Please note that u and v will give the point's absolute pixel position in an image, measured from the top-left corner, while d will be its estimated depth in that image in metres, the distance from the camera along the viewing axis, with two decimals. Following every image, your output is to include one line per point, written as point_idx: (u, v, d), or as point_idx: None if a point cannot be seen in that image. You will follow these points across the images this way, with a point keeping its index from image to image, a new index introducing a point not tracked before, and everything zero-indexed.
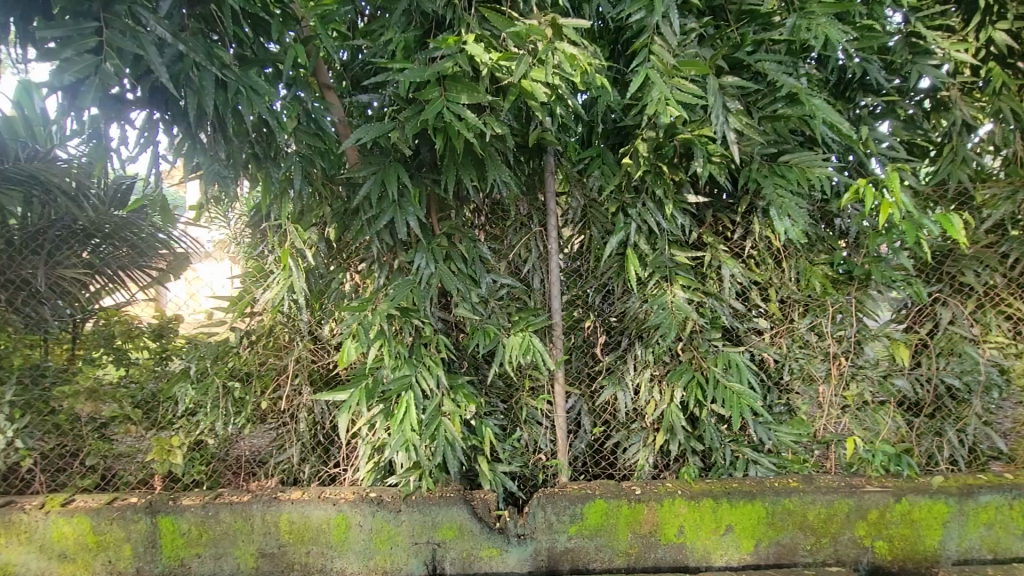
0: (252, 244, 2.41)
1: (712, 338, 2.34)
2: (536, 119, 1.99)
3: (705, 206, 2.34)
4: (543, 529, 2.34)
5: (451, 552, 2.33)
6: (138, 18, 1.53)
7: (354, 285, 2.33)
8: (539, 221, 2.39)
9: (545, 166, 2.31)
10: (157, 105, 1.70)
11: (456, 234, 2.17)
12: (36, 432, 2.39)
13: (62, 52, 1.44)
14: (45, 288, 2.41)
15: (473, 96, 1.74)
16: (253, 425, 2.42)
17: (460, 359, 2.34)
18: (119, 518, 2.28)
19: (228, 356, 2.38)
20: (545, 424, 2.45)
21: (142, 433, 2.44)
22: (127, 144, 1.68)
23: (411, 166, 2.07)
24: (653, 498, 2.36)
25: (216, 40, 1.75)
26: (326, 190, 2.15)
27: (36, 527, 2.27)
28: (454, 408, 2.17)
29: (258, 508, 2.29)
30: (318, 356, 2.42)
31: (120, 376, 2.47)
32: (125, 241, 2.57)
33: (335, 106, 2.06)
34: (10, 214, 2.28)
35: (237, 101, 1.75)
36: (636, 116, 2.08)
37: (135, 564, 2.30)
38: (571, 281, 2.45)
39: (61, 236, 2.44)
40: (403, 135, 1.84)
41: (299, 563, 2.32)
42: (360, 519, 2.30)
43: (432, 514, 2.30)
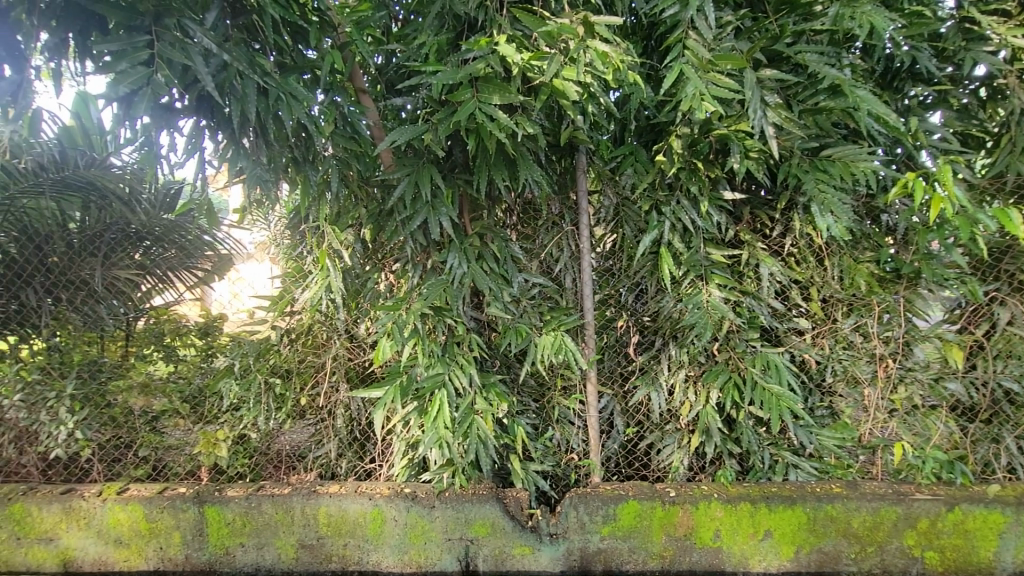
0: (291, 245, 2.48)
1: (749, 338, 2.29)
2: (568, 118, 1.99)
3: (742, 203, 2.29)
4: (575, 529, 2.33)
5: (484, 548, 2.34)
6: (186, 30, 1.61)
7: (389, 284, 2.38)
8: (571, 220, 2.38)
9: (577, 164, 2.30)
10: (203, 113, 1.78)
11: (488, 234, 2.18)
12: (94, 424, 2.53)
13: (118, 65, 1.52)
14: (102, 288, 2.58)
15: (505, 96, 1.74)
16: (292, 421, 2.50)
17: (492, 358, 2.36)
18: (169, 506, 2.39)
19: (269, 354, 2.47)
20: (577, 424, 2.44)
21: (190, 427, 2.54)
22: (175, 150, 1.76)
23: (444, 167, 2.10)
24: (688, 500, 2.32)
25: (257, 49, 1.82)
26: (362, 192, 2.20)
27: (94, 513, 2.40)
28: (486, 406, 2.19)
29: (297, 500, 2.36)
30: (355, 354, 2.47)
31: (169, 371, 2.58)
32: (174, 243, 2.76)
33: (370, 109, 2.11)
34: (70, 219, 2.49)
35: (278, 107, 1.81)
36: (670, 112, 2.04)
37: (184, 551, 2.40)
38: (604, 280, 2.43)
39: (116, 239, 2.61)
40: (437, 137, 1.87)
41: (336, 555, 2.38)
42: (395, 514, 2.34)
43: (465, 510, 2.33)
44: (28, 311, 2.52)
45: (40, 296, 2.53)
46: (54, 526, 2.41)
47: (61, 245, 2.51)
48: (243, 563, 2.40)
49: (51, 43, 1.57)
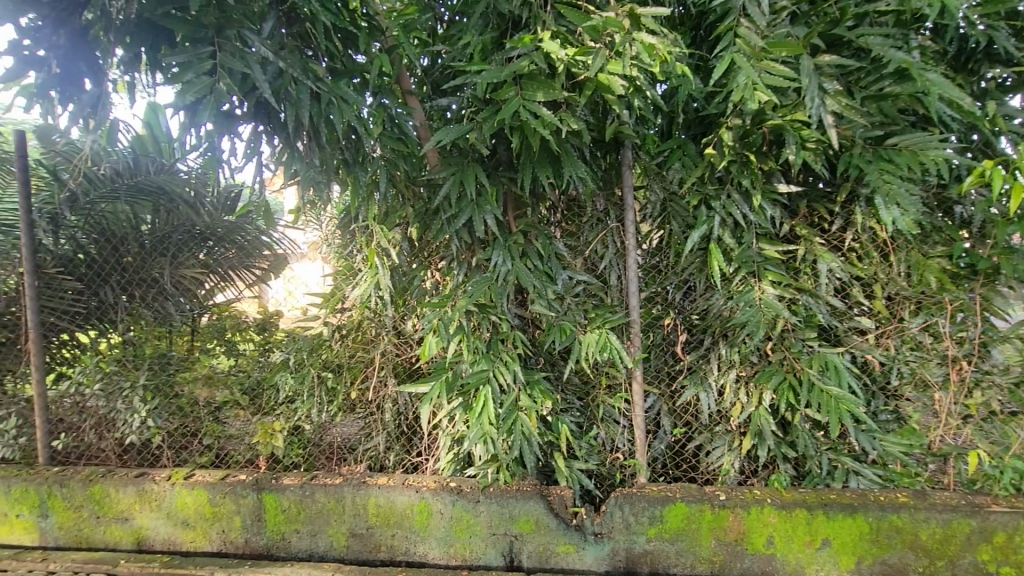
0: (342, 245, 2.57)
1: (806, 338, 2.18)
2: (613, 112, 1.96)
3: (798, 196, 2.19)
4: (621, 529, 2.30)
5: (528, 545, 2.35)
6: (245, 40, 1.69)
7: (435, 282, 2.43)
8: (616, 216, 2.35)
9: (623, 160, 2.27)
10: (261, 119, 1.86)
11: (533, 231, 2.20)
12: (164, 413, 2.69)
13: (184, 75, 1.61)
14: (170, 286, 2.80)
15: (549, 93, 1.73)
16: (343, 413, 2.59)
17: (536, 356, 2.36)
18: (231, 492, 2.51)
19: (321, 349, 2.56)
20: (623, 423, 2.41)
21: (249, 417, 2.67)
22: (236, 155, 1.86)
23: (488, 165, 2.12)
24: (739, 504, 2.24)
25: (310, 55, 1.89)
26: (408, 191, 2.25)
27: (163, 496, 2.54)
28: (530, 403, 2.20)
29: (348, 490, 2.44)
30: (402, 350, 2.53)
31: (231, 365, 2.75)
32: (234, 243, 2.96)
33: (417, 110, 2.16)
34: (143, 222, 2.71)
35: (329, 111, 1.87)
36: (720, 103, 1.99)
37: (244, 535, 2.52)
38: (650, 277, 2.39)
39: (182, 240, 2.83)
40: (481, 135, 1.88)
41: (385, 545, 2.44)
42: (441, 507, 2.39)
43: (509, 506, 2.34)
44: (106, 307, 2.74)
45: (117, 293, 2.74)
46: (129, 506, 2.56)
47: (135, 245, 2.73)
48: (298, 549, 2.50)
49: (126, 57, 1.69)
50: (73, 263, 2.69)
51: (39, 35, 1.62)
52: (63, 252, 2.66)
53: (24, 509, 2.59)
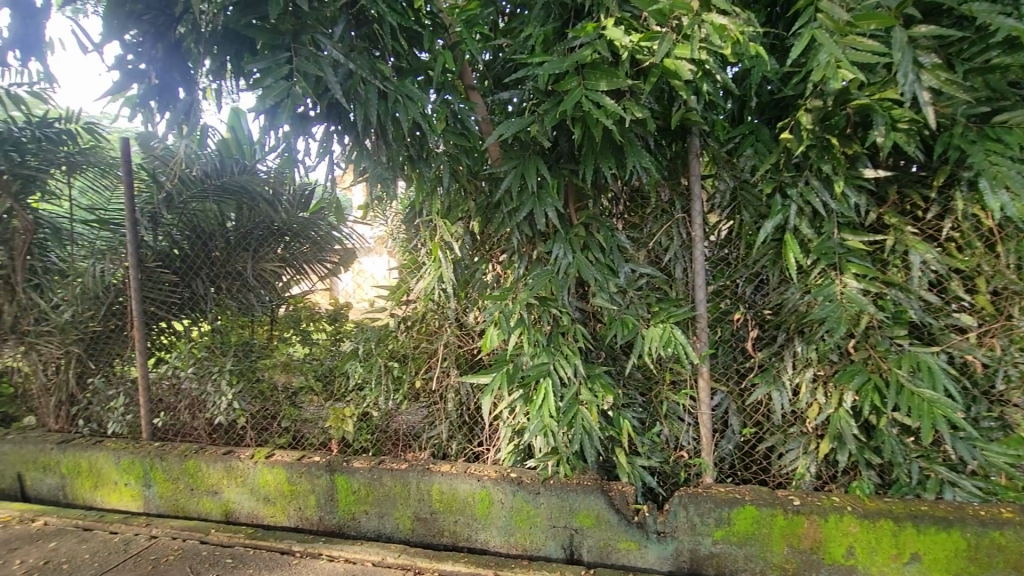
0: (406, 240, 2.66)
1: (895, 336, 2.01)
2: (680, 98, 1.88)
3: (887, 181, 2.02)
4: (685, 530, 2.24)
5: (589, 539, 2.34)
6: (319, 44, 1.78)
7: (496, 275, 2.48)
8: (682, 207, 2.27)
9: (690, 148, 2.18)
10: (333, 119, 1.95)
11: (594, 223, 2.16)
12: (247, 397, 2.89)
13: (264, 80, 1.71)
14: (253, 278, 3.03)
15: (613, 82, 1.70)
16: (408, 402, 2.68)
17: (597, 350, 2.33)
18: (307, 472, 2.66)
19: (388, 339, 2.67)
20: (688, 421, 2.33)
21: (322, 402, 2.81)
22: (310, 154, 1.96)
23: (549, 157, 2.11)
24: (815, 510, 2.11)
25: (378, 55, 1.96)
26: (470, 185, 2.29)
27: (248, 473, 2.73)
28: (591, 398, 2.18)
29: (413, 476, 2.53)
30: (464, 342, 2.58)
31: (306, 353, 2.89)
32: (309, 239, 3.20)
33: (479, 105, 2.18)
34: (227, 219, 3.01)
35: (396, 109, 1.92)
36: (797, 85, 1.87)
37: (318, 512, 2.67)
38: (718, 270, 2.29)
39: (263, 235, 3.09)
40: (542, 127, 1.87)
41: (448, 531, 2.51)
42: (502, 496, 2.42)
43: (570, 500, 2.34)
44: (197, 298, 3.04)
45: (207, 285, 3.03)
46: (218, 480, 2.78)
47: (221, 241, 3.02)
48: (367, 529, 2.62)
49: (212, 67, 1.82)
50: (170, 258, 3.02)
51: (140, 49, 1.77)
52: (161, 247, 3.00)
53: (131, 478, 2.88)
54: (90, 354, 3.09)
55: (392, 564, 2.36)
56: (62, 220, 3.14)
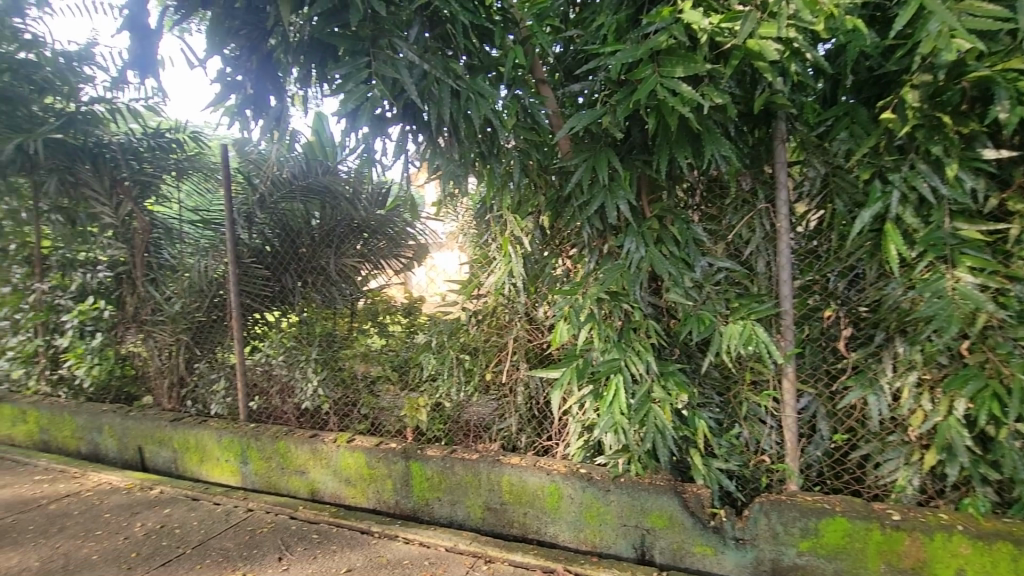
0: (477, 235, 2.70)
1: (1020, 338, 1.77)
2: (764, 81, 1.78)
3: (1012, 163, 1.79)
4: (766, 538, 2.13)
5: (662, 541, 2.28)
6: (395, 47, 1.84)
7: (566, 269, 2.45)
8: (765, 197, 2.14)
9: (775, 133, 2.05)
10: (408, 119, 2.02)
11: (668, 215, 2.09)
12: (331, 384, 3.08)
13: (346, 85, 1.80)
14: (335, 273, 3.23)
15: (690, 67, 1.63)
16: (478, 395, 2.72)
17: (670, 347, 2.26)
18: (384, 457, 2.79)
19: (460, 333, 2.73)
20: (770, 424, 2.21)
21: (398, 392, 2.93)
22: (387, 154, 2.05)
23: (622, 149, 2.06)
24: (918, 527, 1.93)
25: (450, 54, 1.99)
26: (541, 180, 2.29)
27: (331, 456, 2.91)
28: (664, 396, 2.11)
29: (484, 466, 2.58)
30: (534, 336, 2.59)
31: (383, 344, 3.03)
32: (385, 235, 3.35)
33: (549, 99, 2.16)
34: (312, 217, 3.24)
35: (468, 107, 1.96)
36: (900, 60, 1.70)
37: (395, 496, 2.79)
38: (807, 264, 2.14)
39: (344, 232, 3.28)
40: (614, 118, 1.83)
41: (517, 522, 2.54)
42: (572, 492, 2.41)
43: (642, 499, 2.29)
44: (286, 291, 3.27)
45: (295, 280, 3.26)
46: (305, 461, 2.98)
47: (308, 238, 3.26)
48: (440, 515, 2.71)
49: (299, 75, 1.96)
50: (263, 254, 3.30)
51: (238, 62, 1.93)
52: (255, 244, 3.28)
53: (231, 455, 3.15)
54: (197, 342, 3.43)
55: (464, 551, 2.43)
56: (172, 220, 3.56)
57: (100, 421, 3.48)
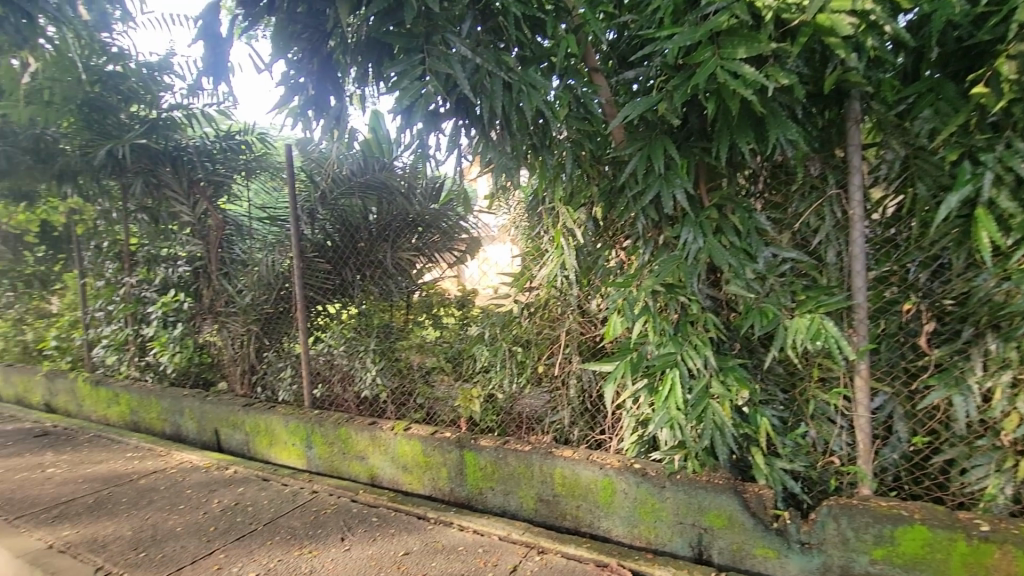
0: (530, 227, 2.70)
1: None
2: (836, 58, 1.66)
3: None
4: (835, 543, 2.02)
5: (720, 541, 2.21)
6: (448, 43, 1.87)
7: (620, 261, 2.41)
8: (836, 182, 2.00)
9: (848, 113, 1.91)
10: (460, 114, 2.04)
11: (729, 204, 2.01)
12: (388, 373, 3.18)
13: (401, 82, 1.84)
14: (392, 266, 3.33)
15: (753, 47, 1.55)
16: (531, 386, 2.73)
17: (730, 341, 2.17)
18: (439, 446, 2.86)
19: (512, 325, 2.74)
20: (840, 424, 2.08)
21: (452, 383, 2.98)
22: (440, 149, 2.09)
23: (679, 137, 1.99)
24: (1010, 540, 1.77)
25: (503, 47, 2.00)
26: (593, 171, 2.25)
27: (389, 443, 3.01)
28: (723, 392, 2.03)
29: (536, 458, 2.60)
30: (586, 329, 2.57)
31: (437, 336, 3.09)
32: (439, 229, 3.41)
33: (602, 87, 2.12)
34: (370, 212, 3.37)
35: (520, 99, 1.95)
36: (994, 28, 1.55)
37: (450, 484, 2.86)
38: (883, 253, 2.00)
39: (400, 227, 3.38)
40: (671, 105, 1.77)
41: (570, 515, 2.54)
42: (625, 486, 2.38)
43: (699, 497, 2.23)
44: (346, 284, 3.41)
45: (355, 274, 3.40)
46: (365, 447, 3.10)
47: (366, 233, 3.38)
48: (493, 504, 2.75)
49: (357, 74, 2.02)
50: (325, 249, 3.45)
51: (300, 65, 2.01)
52: (317, 239, 3.44)
53: (297, 440, 3.33)
54: (265, 332, 3.64)
55: (517, 540, 2.46)
56: (242, 218, 3.76)
57: (181, 404, 3.76)
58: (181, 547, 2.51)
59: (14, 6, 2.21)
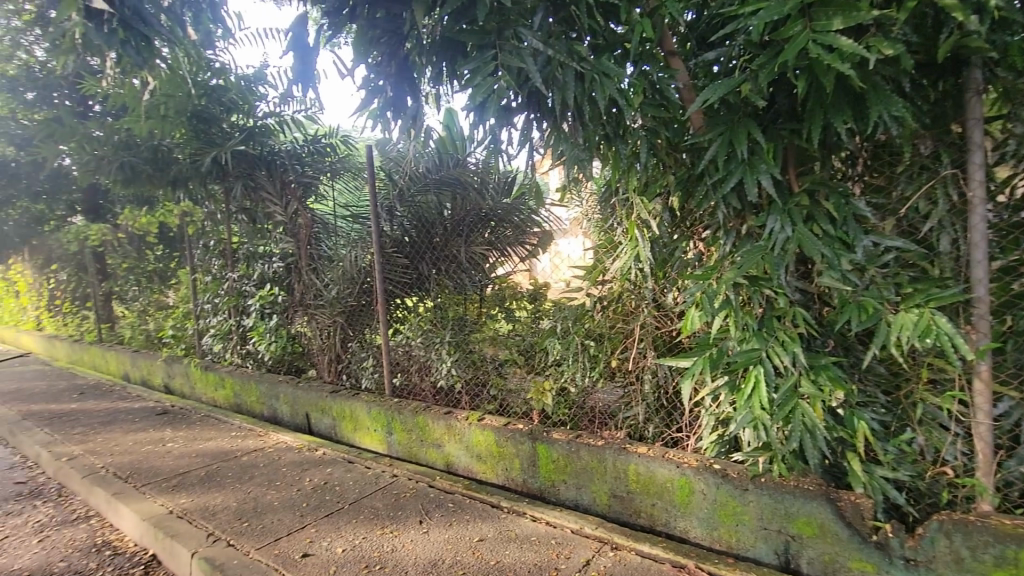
0: (602, 220, 2.66)
1: None
2: (952, 21, 1.48)
3: None
4: (947, 563, 1.82)
5: (809, 550, 2.07)
6: (520, 37, 1.87)
7: (698, 252, 2.31)
8: (951, 161, 1.79)
9: (967, 83, 1.69)
10: (532, 107, 2.04)
11: (822, 189, 1.86)
12: (462, 364, 3.27)
13: (474, 79, 1.87)
14: (465, 260, 3.40)
15: (851, 17, 1.42)
16: (604, 381, 2.69)
17: (823, 338, 2.02)
18: (512, 437, 2.90)
19: (585, 318, 2.71)
20: (955, 431, 1.87)
21: (524, 375, 3.01)
22: (512, 144, 2.10)
23: (764, 119, 1.87)
24: None
25: (574, 37, 1.97)
26: (670, 159, 2.18)
27: (464, 432, 3.10)
28: (815, 392, 1.88)
29: (610, 453, 2.56)
30: (662, 323, 2.50)
31: (511, 329, 3.11)
32: (512, 223, 3.44)
33: (680, 71, 2.03)
34: (444, 208, 3.49)
35: (593, 89, 1.90)
36: None
37: (522, 475, 2.89)
38: (1010, 241, 1.78)
39: (475, 222, 3.46)
40: (756, 85, 1.66)
41: (644, 512, 2.49)
42: (703, 487, 2.29)
43: (785, 502, 2.11)
44: (423, 278, 3.53)
45: (430, 268, 3.51)
46: (442, 436, 3.21)
47: (441, 228, 3.49)
48: (566, 498, 2.75)
49: (433, 74, 2.08)
50: (403, 244, 3.61)
51: (380, 68, 2.10)
52: (396, 235, 3.61)
53: (378, 426, 3.52)
54: (350, 324, 3.87)
55: (590, 535, 2.44)
56: (328, 216, 4.01)
57: (277, 390, 4.10)
58: (278, 519, 2.74)
59: (136, 30, 2.48)
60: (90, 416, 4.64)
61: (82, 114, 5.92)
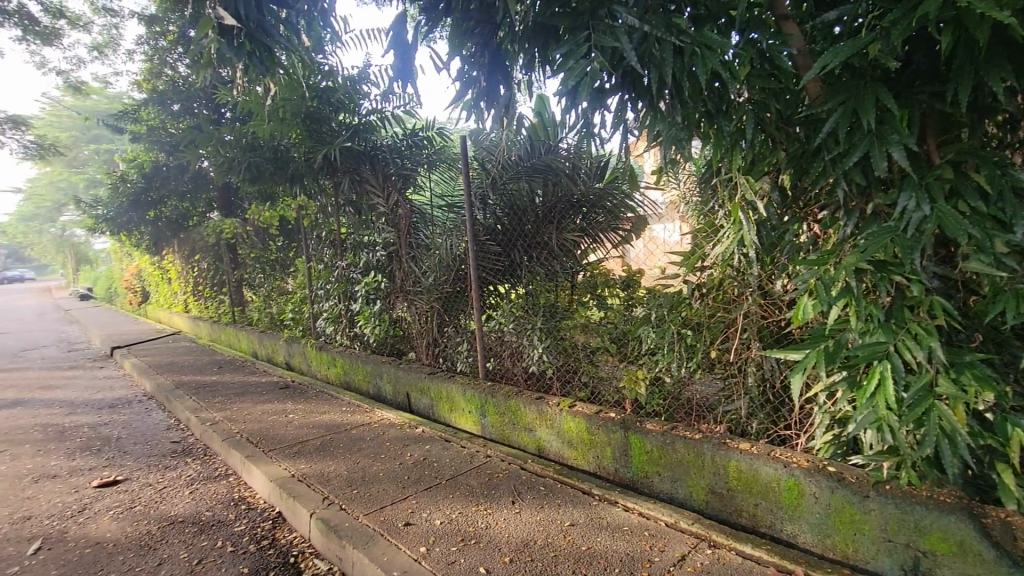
0: (702, 202, 2.52)
1: None
2: None
3: None
4: None
5: (945, 570, 1.85)
6: (615, 15, 1.80)
7: (813, 236, 2.13)
8: None
9: None
10: (627, 88, 1.96)
11: (970, 160, 1.61)
12: (553, 351, 3.27)
13: (567, 63, 1.84)
14: (557, 246, 3.39)
15: None
16: (702, 372, 2.57)
17: (969, 331, 1.76)
18: (604, 425, 2.87)
19: (681, 307, 2.59)
20: None
21: (617, 363, 2.96)
22: (606, 127, 2.05)
23: (897, 83, 1.66)
24: None
25: (673, 9, 1.86)
26: (781, 134, 2.00)
27: (555, 418, 3.12)
28: (956, 392, 1.65)
29: (708, 448, 2.45)
30: (769, 312, 2.32)
31: (602, 317, 3.06)
32: (604, 209, 3.37)
33: (794, 36, 1.84)
34: (536, 195, 3.50)
35: (693, 63, 1.78)
36: None
37: (614, 464, 2.86)
38: None
39: (565, 208, 3.44)
40: (887, 45, 1.47)
41: (747, 512, 2.35)
42: (815, 490, 2.12)
43: (915, 514, 1.89)
44: (514, 265, 3.59)
45: (522, 255, 3.56)
46: (533, 420, 3.26)
47: (533, 214, 3.51)
48: (660, 490, 2.67)
49: (525, 61, 2.08)
50: (495, 232, 3.70)
51: (473, 59, 2.14)
52: (489, 223, 3.71)
53: (472, 408, 3.65)
54: (446, 309, 4.05)
55: (686, 530, 2.36)
56: (425, 207, 4.20)
57: (381, 370, 4.40)
58: (382, 489, 2.95)
59: (259, 42, 2.77)
60: (227, 387, 5.32)
61: (216, 121, 6.72)
